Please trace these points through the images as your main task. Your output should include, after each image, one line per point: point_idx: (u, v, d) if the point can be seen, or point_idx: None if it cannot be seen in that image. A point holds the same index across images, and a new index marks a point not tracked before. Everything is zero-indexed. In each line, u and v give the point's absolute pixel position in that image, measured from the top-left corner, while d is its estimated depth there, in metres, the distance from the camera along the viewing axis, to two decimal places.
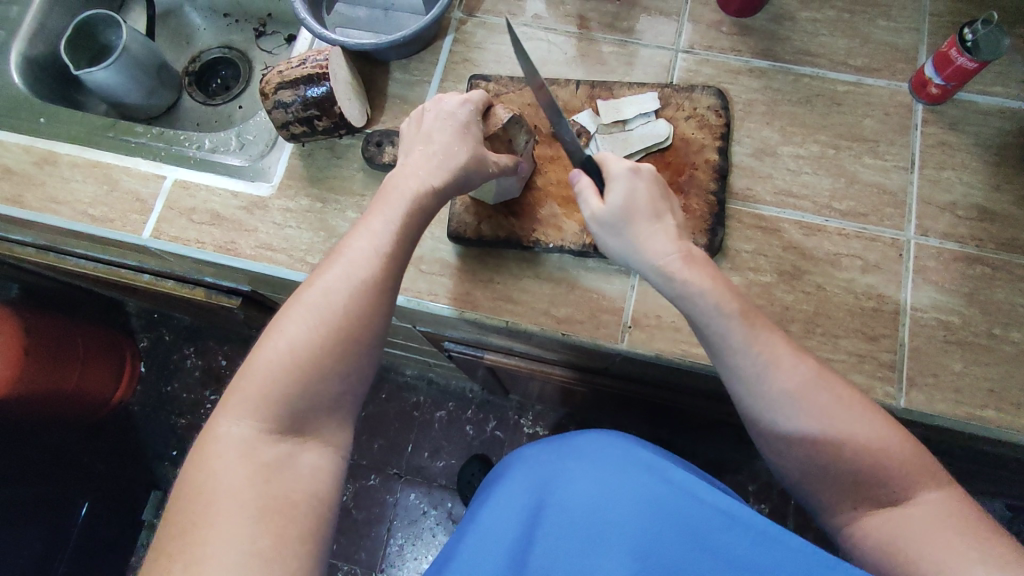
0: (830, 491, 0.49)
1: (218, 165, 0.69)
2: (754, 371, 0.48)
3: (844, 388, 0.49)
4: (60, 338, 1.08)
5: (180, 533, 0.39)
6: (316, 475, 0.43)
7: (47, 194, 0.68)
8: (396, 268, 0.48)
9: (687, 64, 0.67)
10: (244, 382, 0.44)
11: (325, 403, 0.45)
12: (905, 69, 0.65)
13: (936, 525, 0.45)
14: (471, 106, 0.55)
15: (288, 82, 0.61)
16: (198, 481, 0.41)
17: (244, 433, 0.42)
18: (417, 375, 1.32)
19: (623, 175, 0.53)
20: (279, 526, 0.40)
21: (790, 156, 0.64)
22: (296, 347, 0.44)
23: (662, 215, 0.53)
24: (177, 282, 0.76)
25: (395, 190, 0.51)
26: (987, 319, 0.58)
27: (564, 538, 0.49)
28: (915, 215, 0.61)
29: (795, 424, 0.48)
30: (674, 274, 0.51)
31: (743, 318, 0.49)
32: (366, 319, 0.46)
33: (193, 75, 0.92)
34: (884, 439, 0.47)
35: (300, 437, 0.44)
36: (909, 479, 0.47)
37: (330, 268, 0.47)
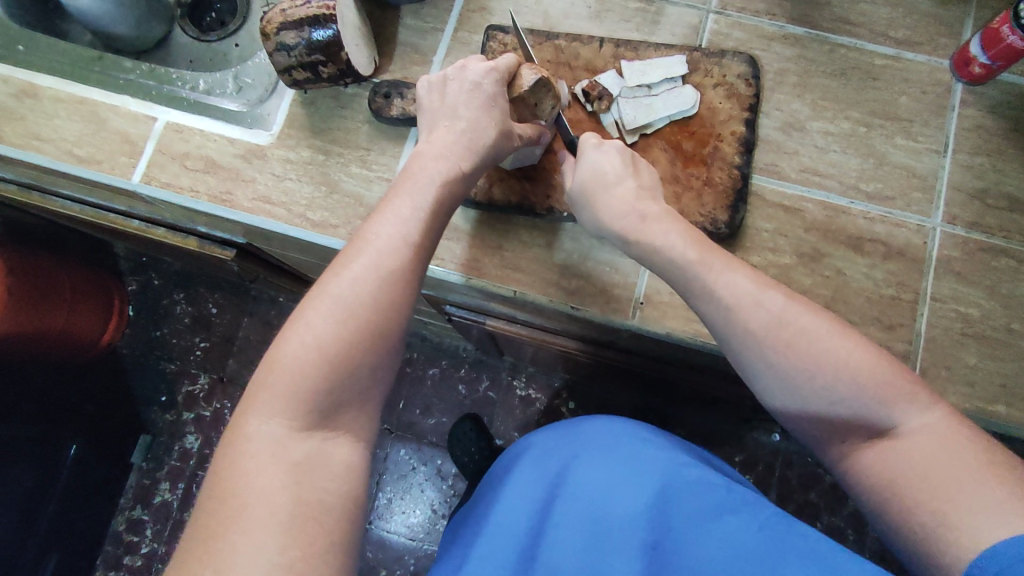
0: (820, 429, 0.46)
1: (213, 108, 0.65)
2: (720, 314, 0.47)
3: (818, 318, 0.46)
4: (47, 277, 1.05)
5: (208, 540, 0.36)
6: (349, 472, 0.41)
7: (28, 130, 0.63)
8: (424, 256, 0.47)
9: (717, 27, 0.63)
10: (269, 379, 0.41)
11: (355, 397, 0.43)
12: (948, 44, 0.61)
13: (934, 450, 0.41)
14: (497, 75, 0.53)
15: (291, 22, 0.57)
16: (226, 483, 0.38)
17: (274, 432, 0.40)
18: (411, 332, 1.30)
19: (589, 150, 0.55)
20: (312, 532, 0.37)
21: (819, 132, 0.61)
22: (323, 342, 0.42)
23: (624, 177, 0.53)
24: (168, 230, 0.73)
25: (421, 173, 0.49)
26: (1006, 313, 0.56)
27: (573, 527, 0.50)
28: (944, 201, 0.59)
29: (763, 362, 0.46)
30: (632, 235, 0.52)
31: (699, 259, 0.49)
32: (394, 310, 0.44)
33: (186, 7, 0.86)
34: (857, 361, 0.44)
35: (330, 433, 0.42)
36: (892, 406, 0.43)
37: (355, 257, 0.44)
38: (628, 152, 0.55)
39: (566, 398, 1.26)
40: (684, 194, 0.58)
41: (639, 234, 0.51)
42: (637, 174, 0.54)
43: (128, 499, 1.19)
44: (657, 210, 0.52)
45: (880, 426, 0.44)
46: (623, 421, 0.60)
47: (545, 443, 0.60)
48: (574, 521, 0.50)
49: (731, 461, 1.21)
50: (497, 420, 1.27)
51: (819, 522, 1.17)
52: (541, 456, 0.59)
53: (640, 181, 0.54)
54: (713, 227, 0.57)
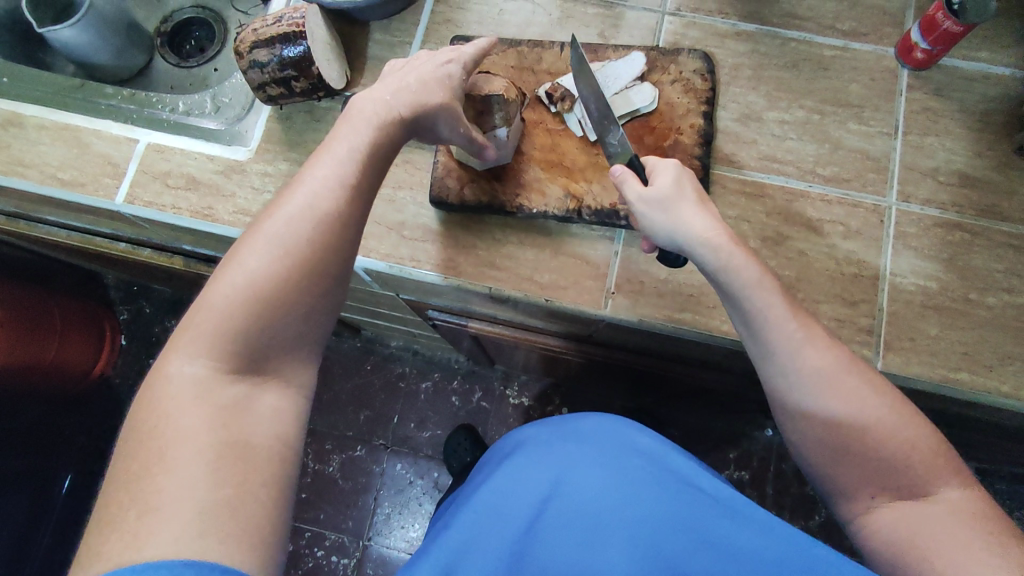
0: (852, 480, 0.49)
1: (193, 127, 0.67)
2: (789, 346, 0.48)
3: (869, 373, 0.49)
4: (37, 310, 1.06)
5: (130, 481, 0.37)
6: (276, 415, 0.43)
7: (13, 157, 0.66)
8: (361, 203, 0.47)
9: (673, 27, 0.66)
10: (198, 319, 0.42)
11: (284, 340, 0.44)
12: (893, 33, 0.64)
13: (956, 520, 0.45)
14: (458, 65, 0.53)
15: (263, 40, 0.59)
16: (147, 422, 0.39)
17: (197, 373, 0.41)
18: (402, 346, 1.32)
19: (671, 168, 0.52)
20: (240, 468, 0.39)
21: (775, 121, 0.63)
22: (254, 279, 0.43)
23: (705, 203, 0.52)
24: (154, 251, 0.76)
25: (359, 115, 0.50)
26: (965, 285, 0.58)
27: (570, 527, 0.51)
28: (897, 181, 0.61)
29: (826, 402, 0.48)
30: (724, 250, 0.49)
31: (781, 295, 0.49)
32: (330, 253, 0.45)
33: (165, 37, 0.89)
34: (910, 430, 0.47)
35: (259, 377, 0.44)
36: (932, 473, 0.47)
37: (288, 197, 0.46)
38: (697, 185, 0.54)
39: (558, 404, 1.28)
40: None
41: (725, 253, 0.49)
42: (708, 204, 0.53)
43: None
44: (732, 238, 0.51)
45: (915, 488, 0.47)
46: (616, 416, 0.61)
47: (534, 434, 0.61)
48: (560, 518, 0.52)
49: (725, 459, 1.22)
50: (491, 429, 1.28)
51: (815, 516, 1.17)
52: (538, 447, 0.58)
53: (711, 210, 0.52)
54: None
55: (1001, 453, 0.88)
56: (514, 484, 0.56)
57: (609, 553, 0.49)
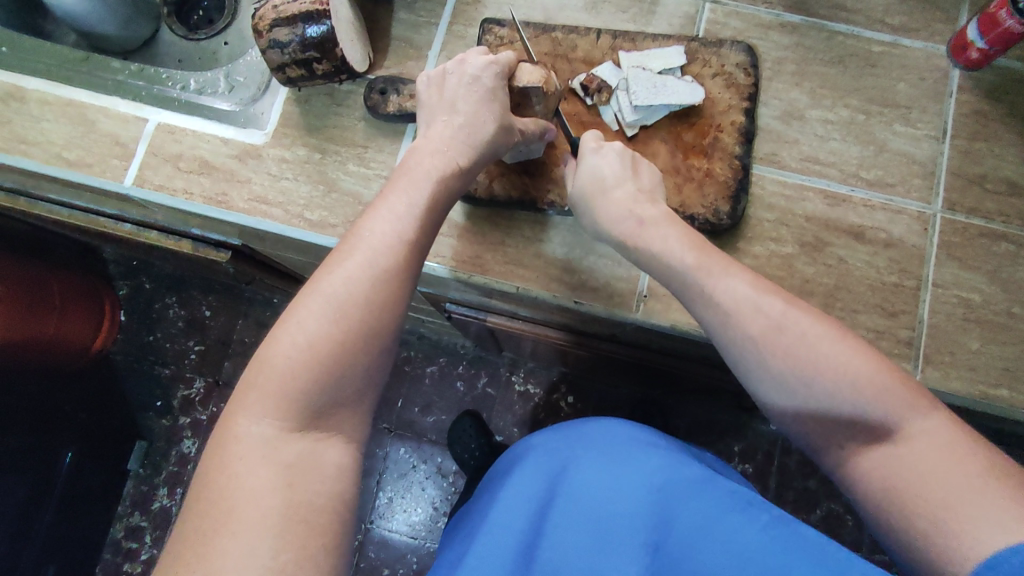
0: (814, 431, 0.46)
1: (205, 108, 0.64)
2: (718, 321, 0.48)
3: (817, 323, 0.46)
4: (35, 285, 1.03)
5: (196, 544, 0.36)
6: (339, 474, 0.41)
7: (15, 134, 0.62)
8: (418, 255, 0.46)
9: (715, 16, 0.63)
10: (260, 378, 0.41)
11: (345, 398, 0.42)
12: (944, 30, 0.61)
13: (930, 458, 0.41)
14: (497, 68, 0.52)
15: (284, 18, 0.56)
16: (212, 484, 0.38)
17: (263, 433, 0.40)
18: (408, 330, 1.29)
19: (587, 154, 0.55)
20: (303, 533, 0.37)
21: (818, 120, 0.61)
22: (315, 341, 0.41)
23: (623, 182, 0.54)
24: (162, 234, 0.71)
25: (416, 168, 0.49)
26: (1008, 298, 0.57)
27: (577, 533, 0.50)
28: (944, 188, 0.59)
29: (763, 368, 0.47)
30: (631, 241, 0.53)
31: (698, 269, 0.49)
32: (387, 307, 0.44)
33: (172, 6, 0.84)
34: (855, 369, 0.44)
35: (322, 434, 0.41)
36: (889, 412, 0.43)
37: (348, 253, 0.44)
38: (629, 153, 0.55)
39: (565, 392, 1.26)
40: (685, 185, 0.58)
41: (636, 239, 0.52)
42: (636, 177, 0.55)
43: (125, 507, 1.20)
44: (656, 214, 0.52)
45: (881, 432, 0.43)
46: (626, 421, 0.60)
47: (545, 441, 0.60)
48: (569, 521, 0.51)
49: (731, 451, 1.22)
50: (496, 417, 1.26)
51: (818, 509, 1.18)
52: (545, 457, 0.58)
53: (639, 184, 0.54)
54: (715, 218, 0.57)
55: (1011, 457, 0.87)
56: (518, 491, 0.55)
57: (615, 556, 0.48)
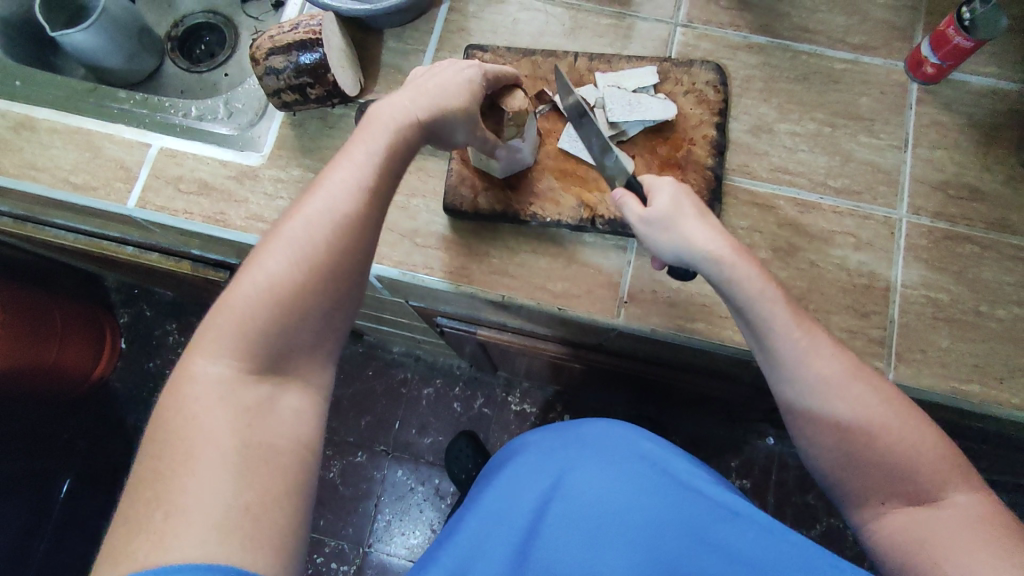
0: (863, 484, 0.49)
1: (206, 133, 0.67)
2: (795, 359, 0.48)
3: (882, 384, 0.49)
4: (38, 311, 1.05)
5: (155, 477, 0.38)
6: (298, 416, 0.44)
7: (25, 161, 0.65)
8: (379, 203, 0.47)
9: (686, 38, 0.67)
10: (220, 320, 0.43)
11: (305, 342, 0.45)
12: (902, 48, 0.65)
13: (965, 526, 0.45)
14: (477, 67, 0.53)
15: (279, 47, 0.59)
16: (170, 422, 0.40)
17: (221, 373, 0.42)
18: (405, 352, 1.31)
19: (666, 184, 0.51)
20: (260, 473, 0.40)
21: (786, 133, 0.64)
22: (274, 283, 0.43)
23: (706, 213, 0.50)
24: (162, 255, 0.75)
25: (380, 120, 0.49)
26: (975, 297, 0.59)
27: (569, 531, 0.51)
28: (908, 194, 0.62)
29: (823, 405, 0.48)
30: (728, 260, 0.48)
31: (787, 305, 0.48)
32: (347, 256, 0.45)
33: (176, 41, 0.89)
34: (921, 439, 0.47)
35: (280, 379, 0.44)
36: (941, 479, 0.47)
37: (309, 198, 0.45)
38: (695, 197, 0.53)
39: (560, 411, 1.27)
40: None
41: (729, 266, 0.48)
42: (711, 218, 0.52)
43: None
44: (741, 245, 0.50)
45: (924, 495, 0.47)
46: (621, 421, 0.60)
47: (536, 440, 0.60)
48: (564, 518, 0.52)
49: (727, 467, 1.22)
50: (493, 437, 1.27)
51: (817, 525, 1.18)
52: (542, 456, 0.58)
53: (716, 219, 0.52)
54: None
55: (1000, 463, 0.89)
56: (513, 485, 0.57)
57: (609, 557, 0.49)
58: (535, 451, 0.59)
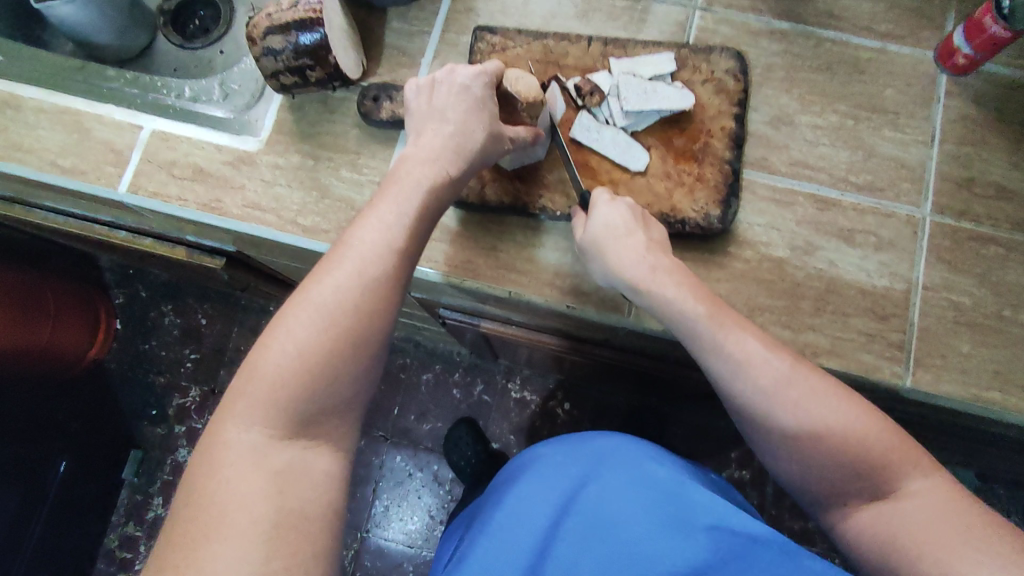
0: (824, 488, 0.49)
1: (200, 115, 0.64)
2: (729, 372, 0.49)
3: (823, 379, 0.48)
4: (29, 291, 1.03)
5: (187, 545, 0.37)
6: (327, 481, 0.42)
7: (10, 141, 0.62)
8: (408, 264, 0.46)
9: (705, 23, 0.64)
10: (249, 386, 0.42)
11: (335, 406, 0.43)
12: (931, 36, 0.62)
13: (931, 515, 0.45)
14: (486, 77, 0.53)
15: (278, 26, 0.56)
16: (204, 492, 0.39)
17: (253, 440, 0.40)
18: (405, 337, 1.29)
19: (601, 203, 0.54)
20: (293, 539, 0.38)
21: (807, 126, 0.61)
22: (305, 350, 0.42)
23: (634, 230, 0.53)
24: (155, 240, 0.73)
25: (407, 179, 0.49)
26: (997, 301, 0.57)
27: (583, 555, 0.49)
28: (932, 191, 0.59)
29: (764, 413, 0.49)
30: (643, 285, 0.51)
31: (710, 318, 0.50)
32: (377, 319, 0.44)
33: (168, 15, 0.85)
34: (866, 433, 0.47)
35: (311, 442, 0.42)
36: (890, 470, 0.47)
37: (337, 261, 0.45)
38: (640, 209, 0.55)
39: (561, 400, 1.26)
40: (676, 189, 0.58)
41: (650, 285, 0.51)
42: (646, 228, 0.54)
43: (119, 516, 1.19)
44: (666, 262, 0.52)
45: (878, 489, 0.47)
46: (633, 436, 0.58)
47: (547, 452, 0.58)
48: (576, 540, 0.50)
49: (728, 458, 1.22)
50: (492, 424, 1.26)
51: (814, 516, 1.18)
52: (549, 470, 0.56)
53: (650, 236, 0.53)
54: (706, 222, 0.57)
55: (1003, 462, 0.88)
56: (526, 499, 0.54)
57: None
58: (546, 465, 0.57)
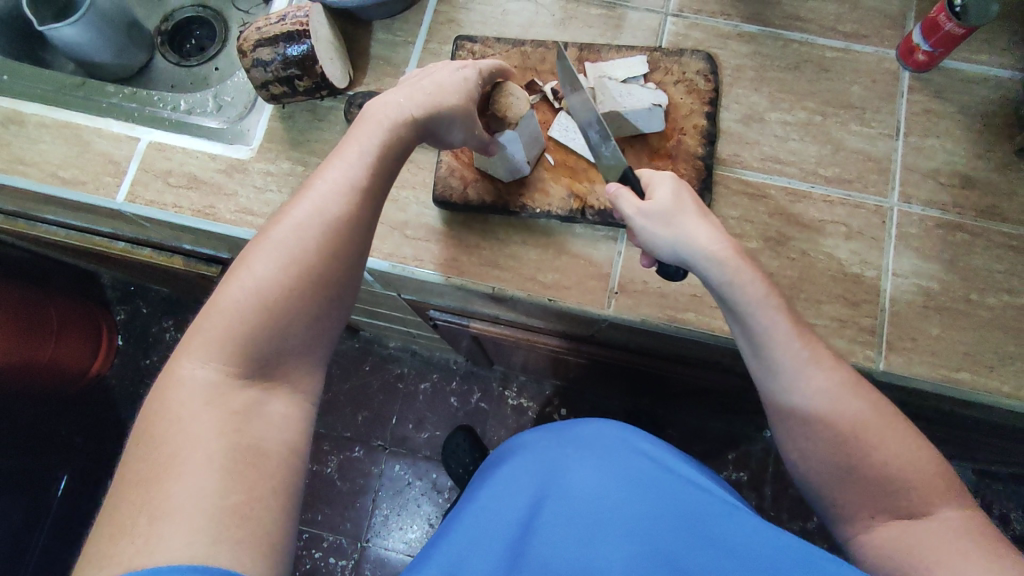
0: (856, 498, 0.48)
1: (195, 127, 0.67)
2: (796, 368, 0.48)
3: (879, 401, 0.49)
4: (35, 308, 1.05)
5: (140, 480, 0.37)
6: (284, 422, 0.43)
7: (13, 155, 0.65)
8: (370, 209, 0.47)
9: (676, 28, 0.67)
10: (207, 324, 0.42)
11: (293, 347, 0.44)
12: (893, 35, 0.65)
13: (957, 534, 0.44)
14: (471, 70, 0.53)
15: (266, 39, 0.59)
16: (159, 429, 0.39)
17: (208, 378, 0.41)
18: (401, 347, 1.31)
19: (666, 180, 0.52)
20: (247, 472, 0.39)
21: (777, 122, 0.64)
22: (263, 287, 0.43)
23: (706, 213, 0.51)
24: (154, 250, 0.75)
25: (373, 119, 0.49)
26: (965, 285, 0.59)
27: (567, 524, 0.50)
28: (899, 182, 0.61)
29: (817, 416, 0.48)
30: (728, 258, 0.48)
31: (784, 312, 0.49)
32: (337, 260, 0.45)
33: (165, 36, 0.89)
34: (912, 456, 0.47)
35: (269, 383, 0.43)
36: (931, 493, 0.46)
37: (299, 202, 0.45)
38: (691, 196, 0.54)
39: (558, 405, 1.27)
40: None
41: (732, 262, 0.48)
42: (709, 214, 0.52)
43: None
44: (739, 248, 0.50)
45: (913, 507, 0.47)
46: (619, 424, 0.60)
47: (535, 440, 0.61)
48: (557, 510, 0.51)
49: (724, 460, 1.22)
50: (489, 431, 1.27)
51: (813, 517, 1.18)
52: (535, 456, 0.59)
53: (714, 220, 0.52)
54: None
55: (992, 452, 0.89)
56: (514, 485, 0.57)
57: (605, 547, 0.48)
58: (532, 450, 0.60)
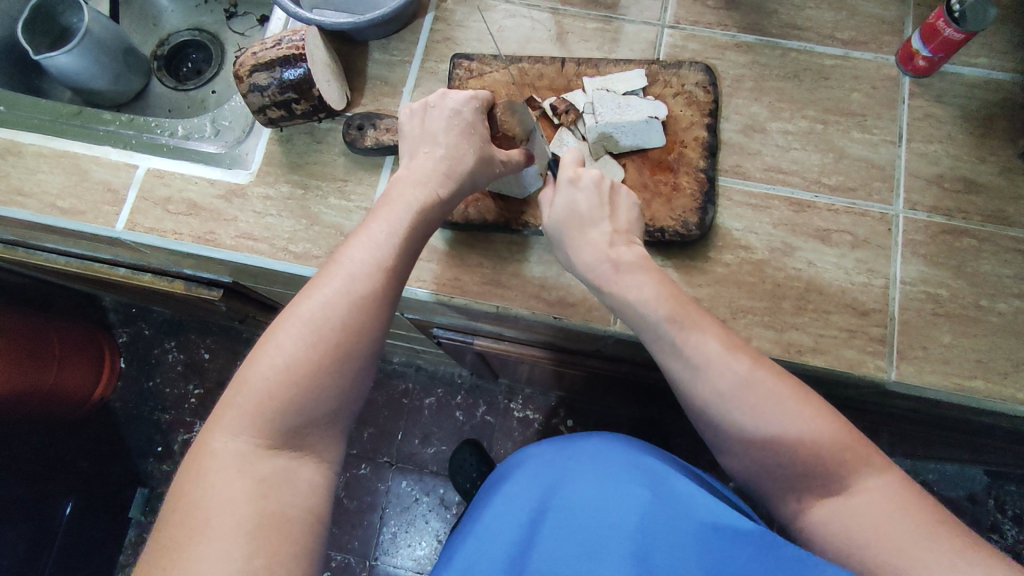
0: (778, 482, 0.48)
1: (193, 152, 0.67)
2: (688, 375, 0.48)
3: (784, 382, 0.47)
4: (35, 334, 1.05)
5: (173, 548, 0.38)
6: (312, 490, 0.43)
7: (11, 186, 0.65)
8: (396, 282, 0.48)
9: (674, 40, 0.66)
10: (239, 398, 0.43)
11: (320, 417, 0.44)
12: (892, 41, 0.65)
13: (886, 509, 0.43)
14: (477, 103, 0.55)
15: (263, 64, 0.59)
16: (191, 499, 0.40)
17: (239, 448, 0.42)
18: (405, 362, 1.30)
19: (565, 186, 0.54)
20: (275, 540, 0.39)
21: (778, 132, 0.63)
22: (292, 363, 0.43)
23: (598, 219, 0.53)
24: (155, 275, 0.74)
25: (399, 199, 0.51)
26: (974, 291, 0.58)
27: (564, 545, 0.50)
28: (903, 189, 0.61)
29: (724, 424, 0.48)
30: (604, 284, 0.52)
31: (670, 320, 0.49)
32: (365, 333, 0.46)
33: (161, 60, 0.89)
34: (820, 430, 0.45)
35: (297, 452, 0.43)
36: (848, 467, 0.45)
37: (326, 279, 0.46)
38: (603, 181, 0.54)
39: (564, 416, 1.27)
40: (654, 200, 0.60)
41: (610, 284, 0.51)
42: (612, 214, 0.53)
43: (127, 556, 1.18)
44: (631, 258, 0.52)
45: (836, 484, 0.45)
46: (616, 437, 0.60)
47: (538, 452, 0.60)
48: (557, 531, 0.51)
49: None
50: (496, 444, 1.26)
51: None
52: (537, 470, 0.58)
53: (614, 223, 0.53)
54: (685, 229, 0.59)
55: (1006, 455, 0.88)
56: (513, 500, 0.56)
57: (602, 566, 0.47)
58: (534, 464, 0.59)
